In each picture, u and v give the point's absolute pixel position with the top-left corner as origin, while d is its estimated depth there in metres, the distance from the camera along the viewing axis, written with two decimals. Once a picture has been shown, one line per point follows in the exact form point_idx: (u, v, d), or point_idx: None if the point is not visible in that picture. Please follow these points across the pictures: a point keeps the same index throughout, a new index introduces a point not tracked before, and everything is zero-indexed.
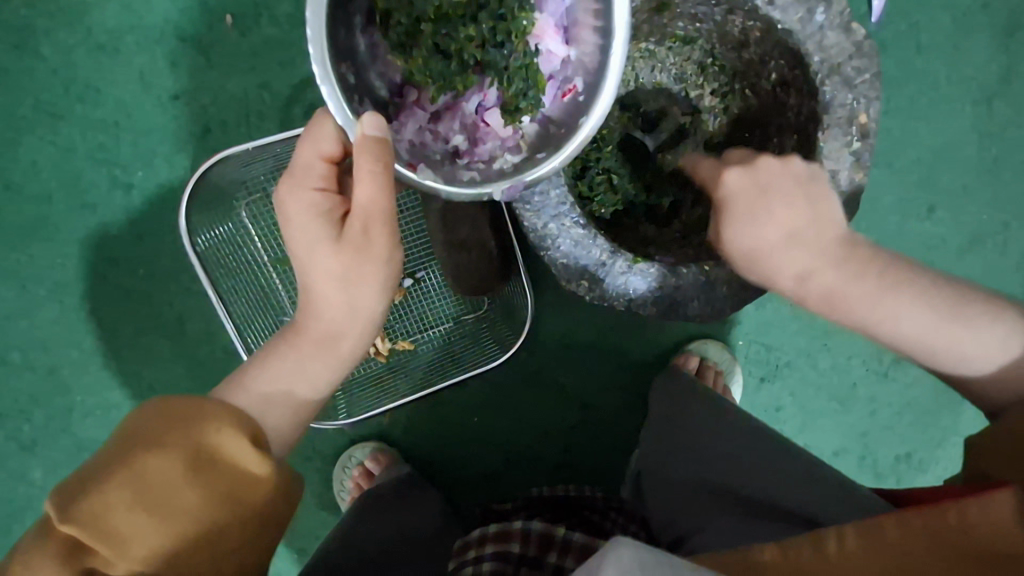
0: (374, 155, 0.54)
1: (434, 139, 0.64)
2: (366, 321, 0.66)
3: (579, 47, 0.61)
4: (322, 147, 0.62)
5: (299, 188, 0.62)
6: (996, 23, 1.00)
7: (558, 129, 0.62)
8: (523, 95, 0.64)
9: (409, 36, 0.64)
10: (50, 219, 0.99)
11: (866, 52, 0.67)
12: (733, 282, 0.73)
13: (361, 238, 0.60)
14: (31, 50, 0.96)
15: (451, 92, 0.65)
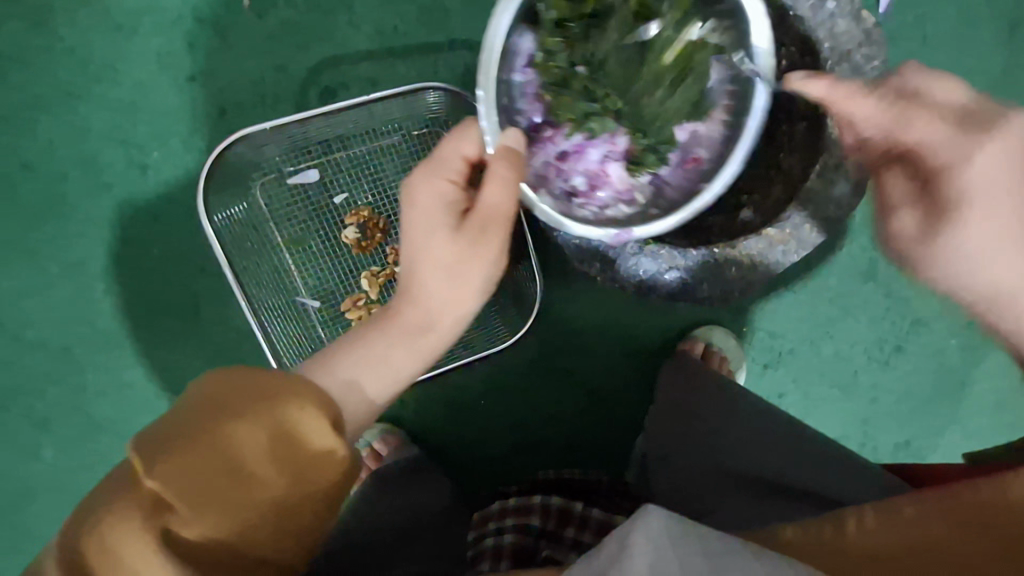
0: (510, 165, 0.64)
1: (559, 178, 0.75)
2: (459, 318, 0.67)
3: (708, 126, 0.75)
4: (462, 147, 0.67)
5: (434, 176, 0.66)
6: (1003, 15, 1.02)
7: (673, 192, 0.75)
8: (650, 151, 0.75)
9: (563, 76, 0.71)
10: (65, 198, 1.00)
11: (876, 40, 0.69)
12: (741, 266, 0.79)
13: (477, 231, 0.65)
14: (49, 30, 0.97)
15: (579, 135, 0.74)
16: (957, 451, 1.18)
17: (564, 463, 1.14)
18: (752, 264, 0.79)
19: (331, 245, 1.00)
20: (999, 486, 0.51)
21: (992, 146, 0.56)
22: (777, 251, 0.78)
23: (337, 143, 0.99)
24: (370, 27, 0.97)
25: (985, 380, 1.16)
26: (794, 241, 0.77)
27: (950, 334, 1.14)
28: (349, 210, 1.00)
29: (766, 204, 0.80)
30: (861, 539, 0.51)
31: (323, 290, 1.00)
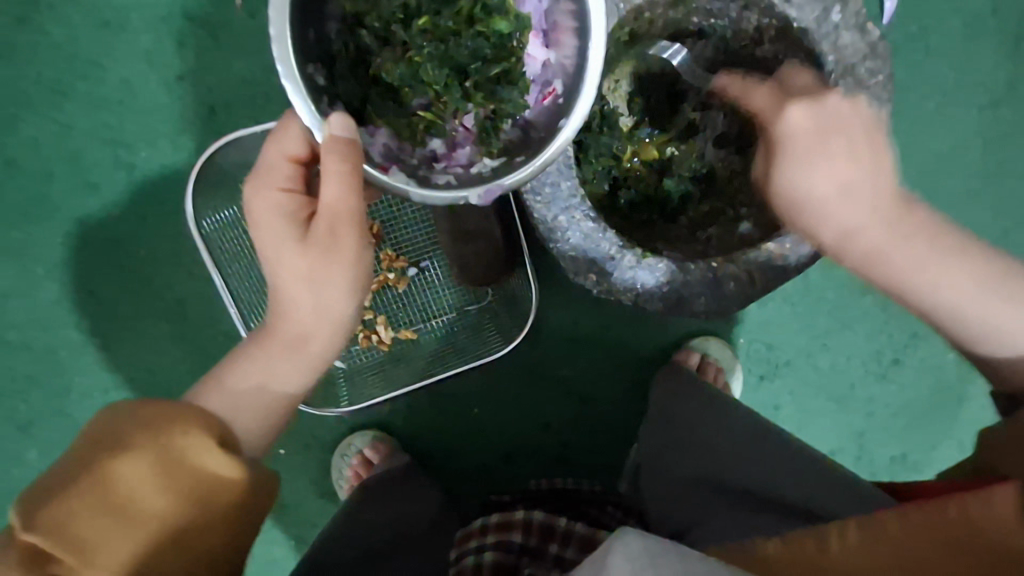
0: (343, 155, 0.55)
1: (405, 145, 0.64)
2: (334, 322, 0.67)
3: (558, 51, 0.60)
4: (285, 155, 0.65)
5: (264, 190, 0.65)
6: (1006, 27, 1.01)
7: (539, 132, 0.62)
8: (506, 101, 0.64)
9: (381, 35, 0.64)
10: (50, 198, 0.98)
11: (880, 53, 0.68)
12: (740, 280, 0.75)
13: (328, 239, 0.62)
14: (35, 26, 0.94)
15: (427, 98, 0.66)
16: (953, 465, 1.17)
17: (556, 473, 1.13)
18: (750, 279, 0.75)
19: None
20: (983, 502, 0.49)
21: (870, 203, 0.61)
22: (777, 266, 0.73)
23: None
24: None
25: (981, 394, 1.15)
26: (795, 256, 0.72)
27: (946, 348, 1.14)
28: None
29: (765, 217, 0.78)
30: (841, 558, 0.50)
31: None
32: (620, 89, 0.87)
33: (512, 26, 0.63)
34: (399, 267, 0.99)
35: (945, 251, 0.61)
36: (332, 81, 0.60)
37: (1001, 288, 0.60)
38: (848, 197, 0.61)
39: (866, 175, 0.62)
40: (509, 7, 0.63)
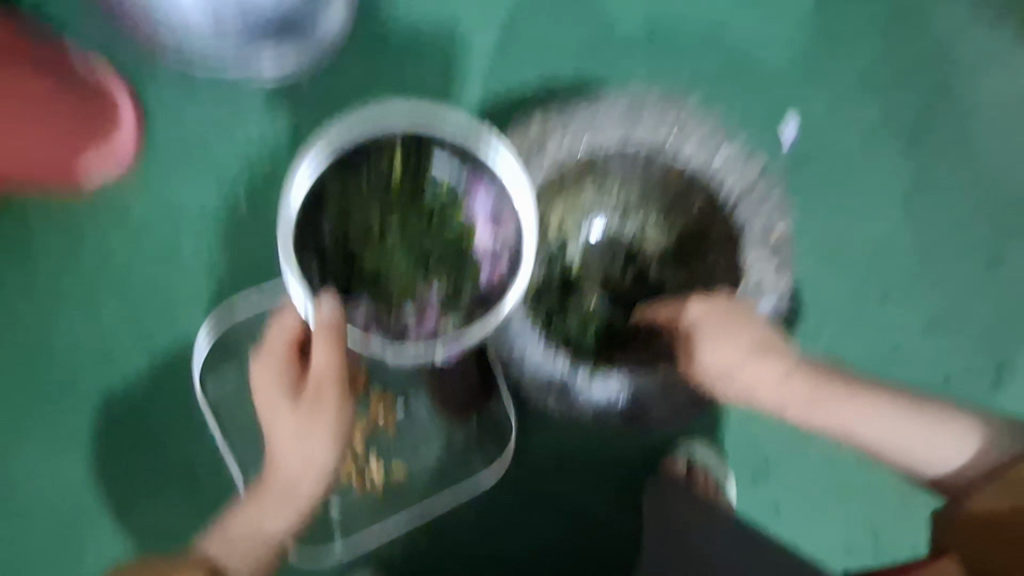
0: (327, 335, 0.66)
1: (383, 317, 0.77)
2: (321, 468, 0.75)
3: (503, 234, 0.78)
4: (287, 328, 0.77)
5: (268, 362, 0.76)
6: (900, 131, 1.14)
7: (490, 296, 0.77)
8: (464, 276, 0.79)
9: (360, 236, 0.78)
10: (62, 379, 1.05)
11: (765, 184, 0.85)
12: (683, 381, 0.83)
13: (313, 399, 0.71)
14: (49, 229, 1.04)
15: (399, 278, 0.79)
16: None
17: None
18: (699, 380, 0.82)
19: None
20: None
21: (759, 363, 0.80)
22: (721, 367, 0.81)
23: None
24: None
25: None
26: None
27: None
28: None
29: None
30: None
31: None
32: (565, 222, 0.92)
33: (464, 222, 0.79)
34: (386, 405, 1.07)
35: (840, 394, 0.82)
36: (327, 271, 0.77)
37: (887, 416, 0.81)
38: (758, 371, 0.80)
39: (750, 340, 0.79)
40: (462, 207, 0.79)
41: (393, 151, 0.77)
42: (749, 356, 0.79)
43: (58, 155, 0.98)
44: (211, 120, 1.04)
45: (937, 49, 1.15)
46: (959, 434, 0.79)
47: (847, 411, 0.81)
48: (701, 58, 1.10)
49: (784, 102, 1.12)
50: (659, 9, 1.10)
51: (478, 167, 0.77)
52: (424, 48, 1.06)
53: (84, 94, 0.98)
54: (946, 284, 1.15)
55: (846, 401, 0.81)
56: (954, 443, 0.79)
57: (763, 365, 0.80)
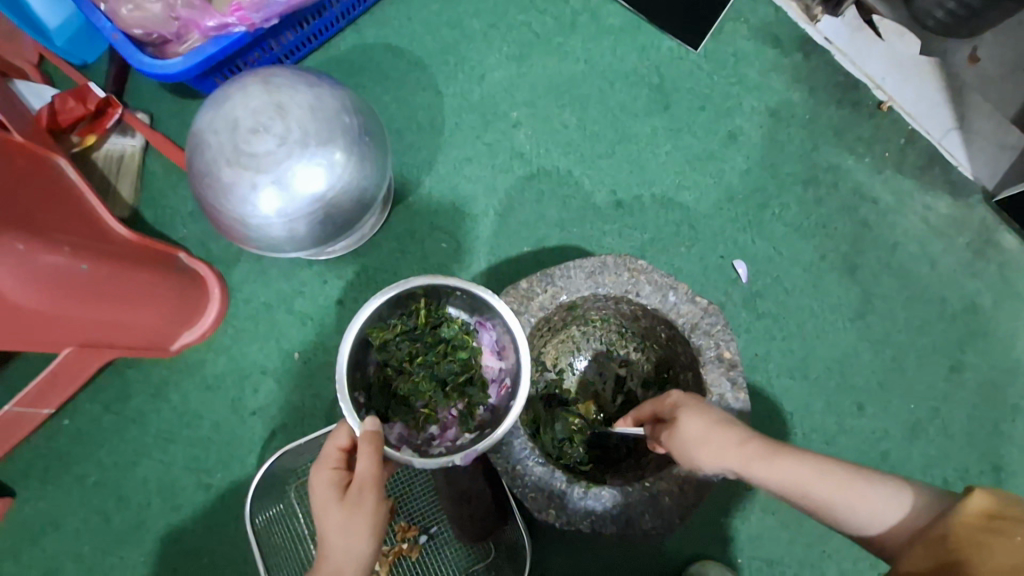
0: (370, 442, 0.82)
1: (412, 433, 0.95)
2: (358, 568, 0.82)
3: (506, 361, 0.95)
4: (338, 439, 0.88)
5: (319, 469, 0.86)
6: (841, 263, 1.36)
7: (498, 412, 0.94)
8: (476, 396, 0.98)
9: (393, 368, 0.99)
10: (143, 522, 1.22)
11: (713, 311, 1.01)
12: (672, 492, 0.93)
13: (356, 499, 0.82)
14: (154, 395, 1.27)
15: (425, 400, 0.98)
16: None
17: None
18: (682, 489, 0.93)
19: None
20: None
21: (718, 437, 0.80)
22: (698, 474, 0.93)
23: None
24: None
25: None
26: None
27: None
28: None
29: None
30: None
31: None
32: (562, 360, 1.17)
33: (473, 353, 0.99)
34: (411, 536, 1.15)
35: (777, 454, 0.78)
36: (367, 398, 0.94)
37: (839, 481, 0.76)
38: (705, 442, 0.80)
39: (704, 415, 0.82)
40: (472, 341, 0.99)
41: (418, 304, 0.97)
42: (695, 425, 0.81)
43: (165, 329, 1.22)
44: (277, 296, 1.32)
45: (855, 195, 1.41)
46: (900, 502, 0.74)
47: (823, 484, 0.76)
48: (660, 219, 1.39)
49: (736, 247, 1.37)
50: (622, 185, 1.41)
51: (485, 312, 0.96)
52: (441, 229, 1.36)
53: (186, 277, 1.23)
54: (915, 393, 1.29)
55: (791, 462, 0.77)
56: (897, 511, 0.74)
57: (724, 436, 0.80)
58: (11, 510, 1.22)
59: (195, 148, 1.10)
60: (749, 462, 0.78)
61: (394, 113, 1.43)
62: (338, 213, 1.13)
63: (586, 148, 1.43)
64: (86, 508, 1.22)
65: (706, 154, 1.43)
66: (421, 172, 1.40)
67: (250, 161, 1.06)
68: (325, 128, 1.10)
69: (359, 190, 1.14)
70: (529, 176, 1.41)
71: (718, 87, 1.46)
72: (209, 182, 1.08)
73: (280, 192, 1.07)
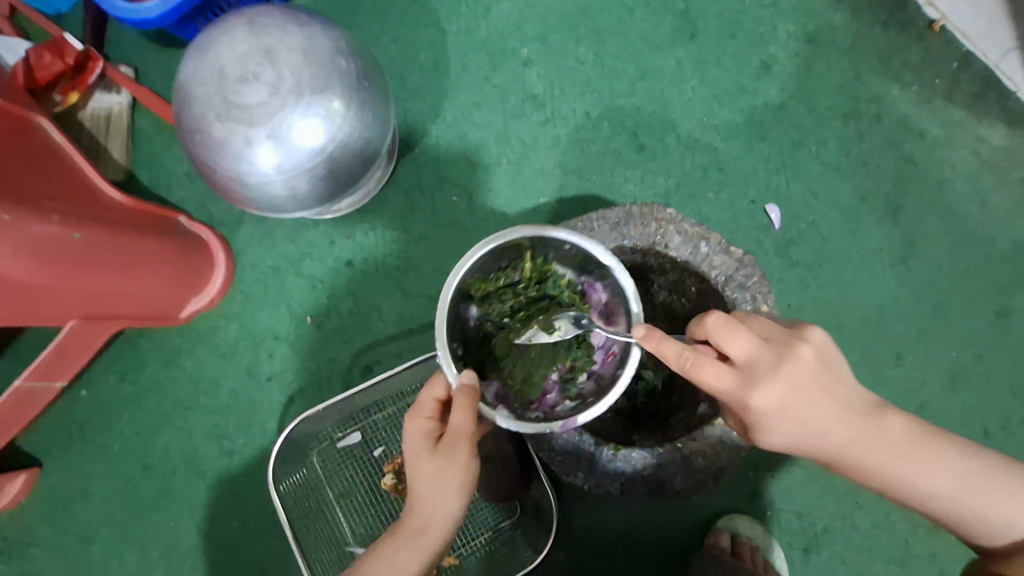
0: (467, 398, 0.78)
1: (511, 393, 0.89)
2: (449, 521, 0.81)
3: (615, 325, 0.87)
4: (434, 390, 0.84)
5: (414, 418, 0.84)
6: (882, 205, 1.26)
7: (602, 380, 0.86)
8: (579, 361, 0.92)
9: (495, 322, 0.93)
10: (169, 488, 1.23)
11: (748, 262, 0.94)
12: (706, 453, 0.89)
13: (448, 453, 0.80)
14: (166, 363, 1.25)
15: (526, 358, 0.92)
16: None
17: None
18: (716, 450, 0.89)
19: (374, 493, 1.17)
20: None
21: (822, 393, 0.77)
22: (733, 434, 0.89)
23: (374, 406, 1.20)
24: (396, 315, 1.25)
25: None
26: None
27: None
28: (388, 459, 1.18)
29: (716, 396, 0.94)
30: None
31: (367, 536, 1.15)
32: None
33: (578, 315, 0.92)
34: None
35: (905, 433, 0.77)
36: (465, 351, 0.88)
37: (944, 466, 0.77)
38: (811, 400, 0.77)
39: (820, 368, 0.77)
40: (581, 303, 0.92)
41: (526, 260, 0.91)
42: (812, 375, 0.76)
43: (172, 296, 1.17)
44: (284, 259, 1.27)
45: (900, 129, 1.29)
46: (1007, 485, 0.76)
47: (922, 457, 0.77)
48: (685, 162, 1.29)
49: (770, 191, 1.27)
50: (644, 127, 1.30)
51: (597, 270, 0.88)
52: (452, 182, 1.28)
53: (187, 241, 1.18)
54: (958, 340, 1.22)
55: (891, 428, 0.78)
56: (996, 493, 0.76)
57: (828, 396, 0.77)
58: (38, 480, 1.23)
59: (182, 103, 1.01)
60: (865, 430, 0.77)
61: (394, 55, 1.31)
62: (340, 169, 1.06)
63: (604, 87, 1.31)
64: (112, 476, 1.23)
65: (736, 88, 1.31)
66: (427, 120, 1.30)
67: (242, 113, 0.98)
68: (320, 74, 1.01)
69: (360, 142, 1.06)
70: (544, 120, 1.30)
71: (749, 12, 1.32)
72: (200, 139, 1.00)
73: (277, 147, 0.99)
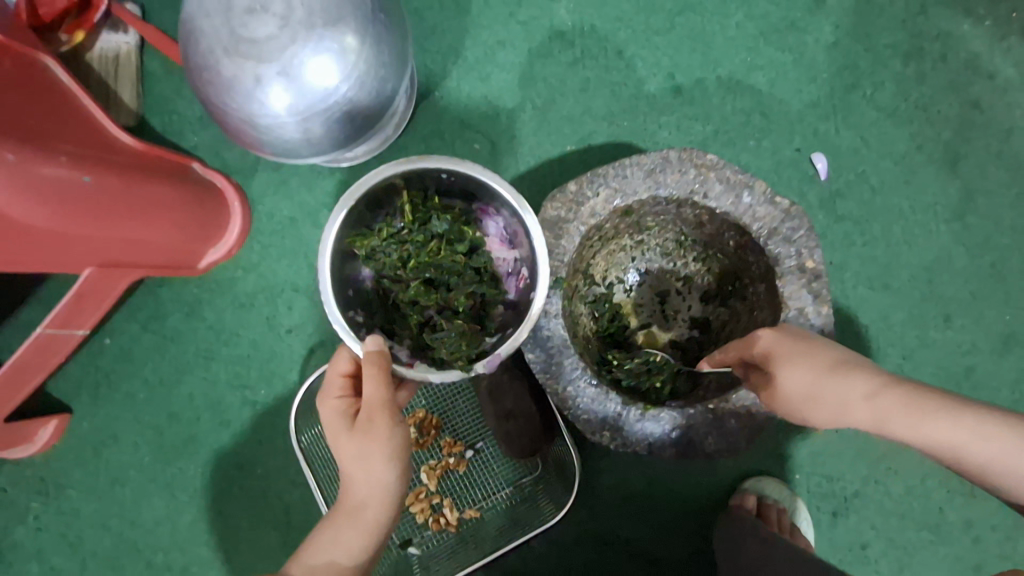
0: (374, 365, 0.75)
1: (423, 345, 0.87)
2: (383, 495, 0.78)
3: (521, 250, 0.86)
4: (340, 367, 0.84)
5: (327, 400, 0.82)
6: (941, 155, 1.16)
7: (519, 307, 0.86)
8: (489, 296, 0.89)
9: (393, 278, 0.88)
10: (195, 436, 1.24)
11: (795, 214, 0.86)
12: (741, 416, 0.86)
13: (366, 427, 0.76)
14: (187, 313, 1.24)
15: (432, 306, 0.89)
16: None
17: None
18: (751, 413, 0.85)
19: None
20: None
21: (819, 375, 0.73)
22: None
23: None
24: None
25: None
26: None
27: None
28: (407, 413, 1.12)
29: None
30: None
31: None
32: (612, 274, 1.06)
33: (478, 245, 0.89)
34: (457, 451, 1.12)
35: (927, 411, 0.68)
36: (367, 316, 0.85)
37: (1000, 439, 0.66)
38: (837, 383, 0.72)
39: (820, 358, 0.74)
40: (476, 234, 0.89)
41: (402, 200, 0.87)
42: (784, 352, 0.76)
43: (190, 245, 1.15)
44: (301, 209, 1.23)
45: (968, 69, 1.16)
46: None
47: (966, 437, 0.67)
48: (726, 107, 1.19)
49: (818, 138, 1.17)
50: (682, 68, 1.20)
51: (484, 195, 0.86)
52: (474, 128, 1.21)
53: (202, 189, 1.15)
54: (1016, 302, 1.14)
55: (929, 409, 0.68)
56: None
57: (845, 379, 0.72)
58: (69, 425, 1.25)
59: (188, 39, 0.95)
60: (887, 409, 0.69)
61: None
62: (354, 111, 1.00)
63: (638, 23, 1.21)
64: (139, 424, 1.25)
65: (786, 24, 1.19)
66: (448, 61, 1.22)
67: (251, 49, 0.92)
68: (332, 5, 0.93)
69: (377, 82, 0.99)
70: (572, 61, 1.21)
71: None
72: (209, 77, 0.94)
73: (289, 86, 0.93)
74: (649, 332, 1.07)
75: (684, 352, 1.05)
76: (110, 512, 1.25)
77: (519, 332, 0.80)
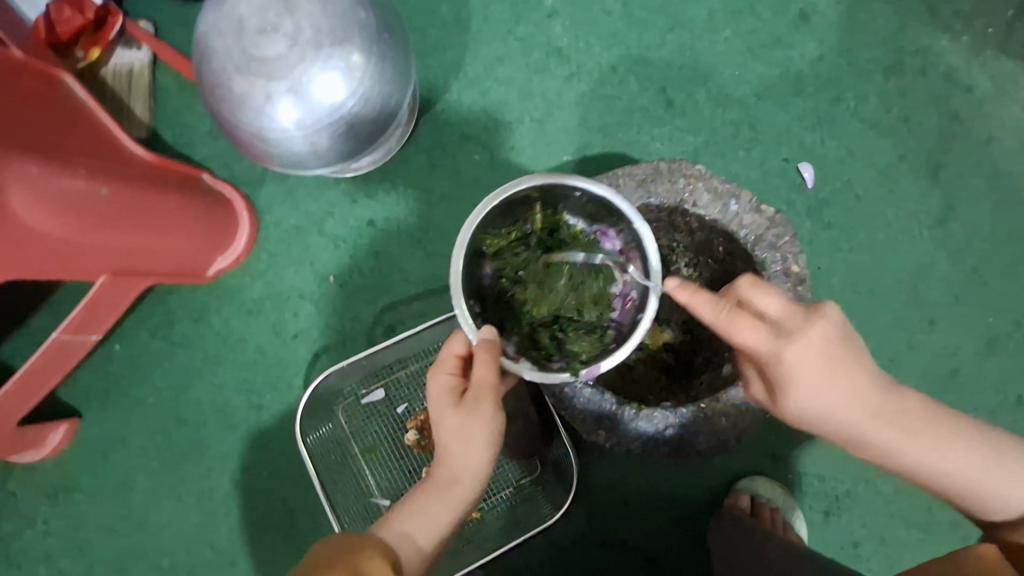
0: (487, 353, 0.78)
1: (529, 346, 0.89)
2: (477, 474, 0.81)
3: (631, 272, 0.88)
4: (454, 346, 0.83)
5: (437, 373, 0.83)
6: (923, 164, 1.21)
7: (626, 326, 0.87)
8: (595, 311, 0.91)
9: (512, 277, 0.93)
10: (203, 440, 1.27)
11: (779, 221, 0.90)
12: (730, 414, 0.89)
13: (472, 408, 0.79)
14: (195, 320, 1.28)
15: (540, 312, 0.92)
16: None
17: None
18: (740, 411, 0.88)
19: (397, 448, 1.20)
20: None
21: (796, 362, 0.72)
22: None
23: (398, 363, 1.22)
24: (420, 277, 1.25)
25: None
26: None
27: None
28: (409, 416, 1.20)
29: (741, 356, 0.93)
30: None
31: (392, 489, 1.18)
32: None
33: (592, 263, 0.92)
34: None
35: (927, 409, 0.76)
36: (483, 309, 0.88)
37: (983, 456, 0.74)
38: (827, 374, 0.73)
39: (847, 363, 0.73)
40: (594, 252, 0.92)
41: (534, 211, 0.91)
42: (818, 343, 0.72)
43: (200, 254, 1.19)
44: (306, 218, 1.27)
45: (947, 82, 1.21)
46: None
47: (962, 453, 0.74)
48: (715, 119, 1.24)
49: (804, 149, 1.22)
50: (673, 82, 1.25)
51: (608, 218, 0.88)
52: (473, 139, 1.26)
53: (212, 199, 1.19)
54: (998, 305, 1.18)
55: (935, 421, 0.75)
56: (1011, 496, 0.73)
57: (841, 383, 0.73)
58: (78, 430, 1.28)
59: (201, 58, 1.00)
60: (908, 402, 0.75)
61: (414, 7, 1.27)
62: (359, 126, 1.04)
63: (631, 39, 1.26)
64: (147, 428, 1.28)
65: (772, 40, 1.24)
66: (449, 76, 1.27)
67: (262, 67, 0.96)
68: (339, 25, 0.98)
69: (382, 98, 1.04)
70: (569, 76, 1.26)
71: None
72: (221, 94, 0.99)
73: (298, 102, 0.98)
74: (645, 333, 1.07)
75: (677, 356, 1.06)
76: (118, 515, 1.27)
77: (622, 349, 0.79)
